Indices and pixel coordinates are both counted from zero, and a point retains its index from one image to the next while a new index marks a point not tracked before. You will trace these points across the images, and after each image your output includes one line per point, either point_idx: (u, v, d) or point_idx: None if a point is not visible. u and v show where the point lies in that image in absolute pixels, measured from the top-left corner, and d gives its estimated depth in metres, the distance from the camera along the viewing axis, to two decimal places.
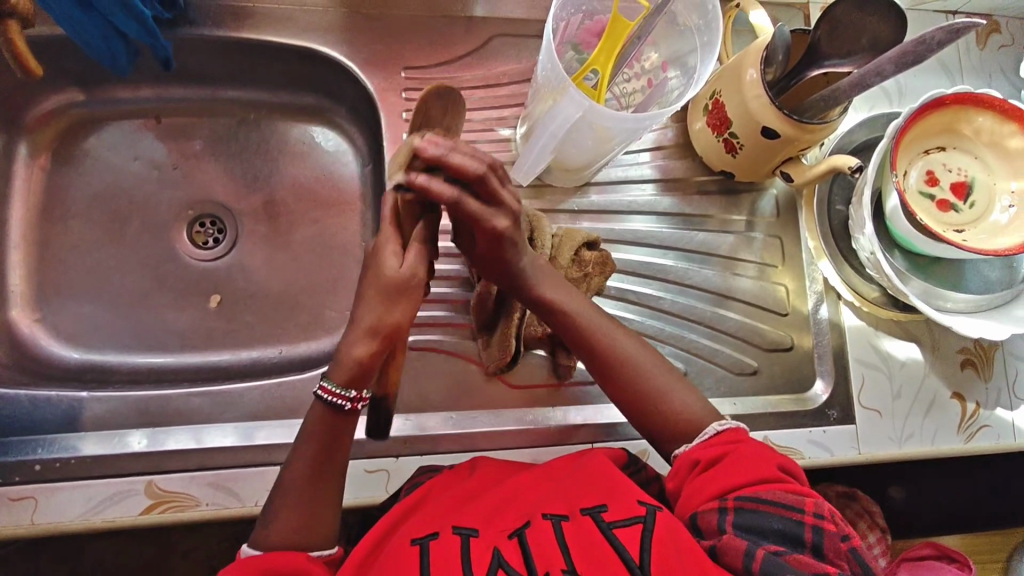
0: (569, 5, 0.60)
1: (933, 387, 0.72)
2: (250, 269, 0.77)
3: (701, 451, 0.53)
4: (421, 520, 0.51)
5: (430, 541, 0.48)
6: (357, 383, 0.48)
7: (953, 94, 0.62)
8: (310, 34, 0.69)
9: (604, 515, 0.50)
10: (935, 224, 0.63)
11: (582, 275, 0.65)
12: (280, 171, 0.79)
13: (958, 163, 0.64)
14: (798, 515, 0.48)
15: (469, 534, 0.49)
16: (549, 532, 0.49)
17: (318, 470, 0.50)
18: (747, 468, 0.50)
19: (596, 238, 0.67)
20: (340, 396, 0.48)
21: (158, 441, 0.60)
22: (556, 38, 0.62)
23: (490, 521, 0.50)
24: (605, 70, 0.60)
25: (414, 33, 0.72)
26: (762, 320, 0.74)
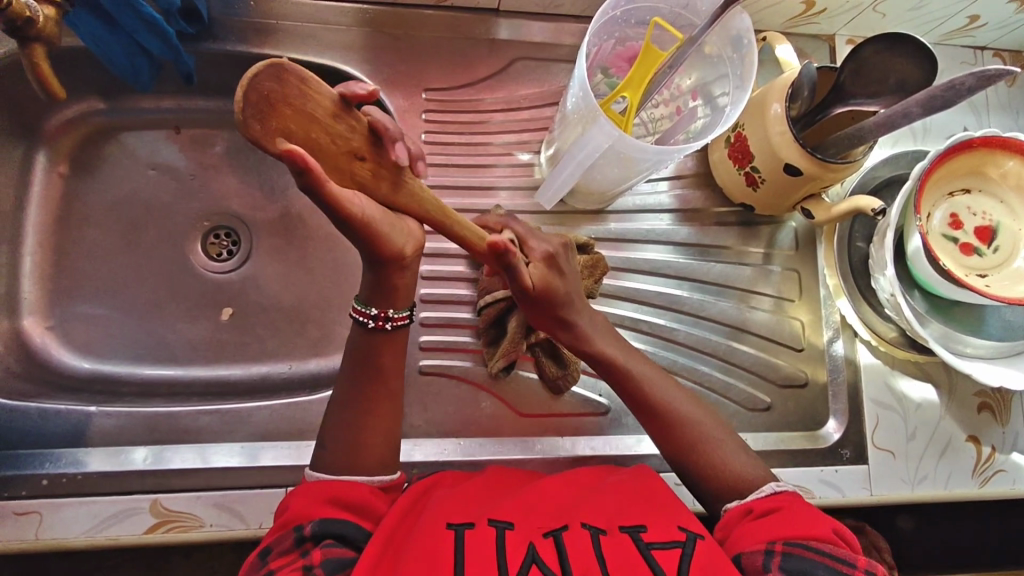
0: (603, 30, 0.58)
1: (948, 430, 0.71)
2: (263, 283, 0.77)
3: (758, 501, 0.52)
4: (455, 508, 0.49)
5: (466, 529, 0.46)
6: (378, 301, 0.50)
7: (982, 136, 0.61)
8: (333, 52, 0.69)
9: (643, 535, 0.49)
10: (957, 267, 0.62)
11: None
12: (297, 184, 0.79)
13: (983, 207, 0.63)
14: (850, 569, 0.46)
15: (504, 527, 0.47)
16: (586, 539, 0.48)
17: (361, 377, 0.53)
18: (800, 520, 0.49)
19: (587, 242, 0.65)
20: (363, 314, 0.51)
21: (165, 459, 0.60)
22: (588, 63, 0.60)
23: (526, 517, 0.49)
24: (635, 97, 0.58)
25: (436, 53, 0.71)
26: (777, 355, 0.72)
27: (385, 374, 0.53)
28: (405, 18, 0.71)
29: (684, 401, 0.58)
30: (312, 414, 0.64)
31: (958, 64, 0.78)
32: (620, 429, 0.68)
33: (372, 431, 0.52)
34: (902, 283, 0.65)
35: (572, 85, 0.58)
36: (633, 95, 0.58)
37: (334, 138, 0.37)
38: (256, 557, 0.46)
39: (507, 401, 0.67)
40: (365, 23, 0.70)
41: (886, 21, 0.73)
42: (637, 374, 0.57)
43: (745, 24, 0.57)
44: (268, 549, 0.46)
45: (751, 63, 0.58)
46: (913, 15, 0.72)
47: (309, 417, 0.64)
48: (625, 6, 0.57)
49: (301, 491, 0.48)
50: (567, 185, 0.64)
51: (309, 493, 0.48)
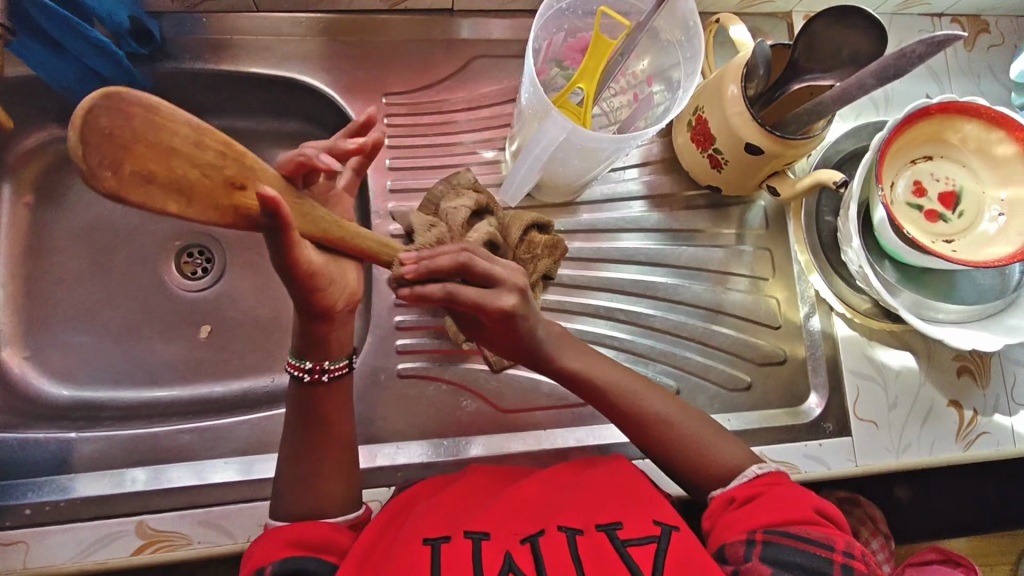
0: (551, 24, 0.59)
1: (929, 396, 0.73)
2: (238, 298, 0.77)
3: (750, 488, 0.52)
4: (433, 519, 0.50)
5: (442, 543, 0.47)
6: (314, 356, 0.52)
7: (938, 103, 0.61)
8: (289, 64, 0.70)
9: (619, 532, 0.49)
10: (923, 234, 0.62)
11: (530, 256, 0.65)
12: None
13: (946, 172, 0.64)
14: (829, 554, 0.46)
15: (480, 538, 0.48)
16: (562, 544, 0.48)
17: (309, 428, 0.53)
18: (781, 506, 0.49)
19: (548, 222, 0.67)
20: (298, 368, 0.53)
21: (148, 480, 0.61)
22: (539, 58, 0.60)
23: (503, 525, 0.50)
24: (590, 88, 0.58)
25: (395, 57, 0.72)
26: (755, 334, 0.72)
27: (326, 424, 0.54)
28: (360, 24, 0.71)
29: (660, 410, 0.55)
30: None
31: (916, 32, 0.79)
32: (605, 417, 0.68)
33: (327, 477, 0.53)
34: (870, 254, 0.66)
35: (525, 81, 0.58)
36: (588, 84, 0.58)
37: (203, 171, 0.33)
38: None
39: (489, 398, 0.68)
40: (320, 32, 0.70)
41: None
42: (605, 385, 0.55)
43: (690, 5, 0.57)
44: None
45: (702, 46, 0.58)
46: None
47: None
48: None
49: (260, 541, 0.48)
50: (531, 178, 0.64)
51: (268, 544, 0.48)
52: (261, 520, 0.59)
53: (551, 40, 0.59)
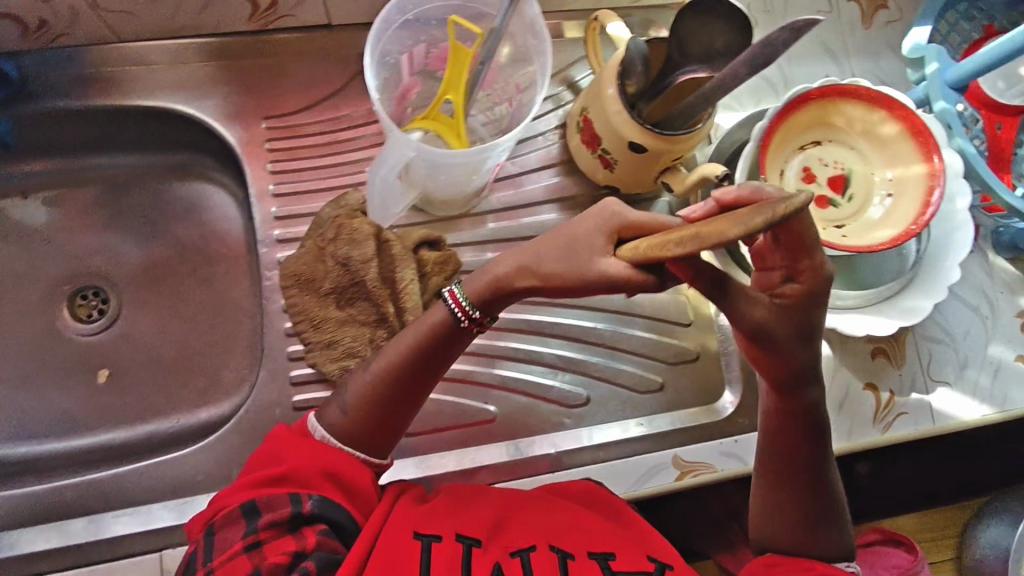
0: (406, 35, 0.56)
1: (845, 382, 0.72)
2: (136, 337, 0.74)
3: (822, 565, 0.51)
4: (431, 517, 0.51)
5: (432, 542, 0.49)
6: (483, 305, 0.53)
7: (817, 88, 0.60)
8: (163, 93, 0.67)
9: (611, 563, 0.50)
10: (813, 222, 0.61)
11: (420, 274, 0.63)
12: (160, 230, 0.76)
13: (834, 156, 0.63)
14: None
15: (470, 544, 0.49)
16: (552, 562, 0.49)
17: (440, 358, 0.55)
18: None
19: (437, 237, 0.65)
20: (460, 307, 0.54)
21: (30, 542, 0.58)
22: (404, 71, 0.58)
23: (495, 535, 0.51)
24: (458, 98, 0.56)
25: (273, 76, 0.69)
26: (665, 333, 0.71)
27: (412, 381, 0.54)
28: (232, 44, 0.68)
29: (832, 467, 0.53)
30: (177, 471, 0.61)
31: (812, 13, 0.78)
32: (515, 432, 0.67)
33: (401, 423, 0.55)
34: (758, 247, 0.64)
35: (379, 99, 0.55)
36: (455, 95, 0.56)
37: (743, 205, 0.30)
38: (205, 535, 0.48)
39: None
40: (192, 59, 0.67)
41: None
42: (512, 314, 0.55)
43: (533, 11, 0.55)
44: (220, 528, 0.47)
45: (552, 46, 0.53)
46: None
47: (178, 474, 0.61)
48: (416, 10, 0.55)
49: (283, 444, 0.52)
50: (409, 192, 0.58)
51: (308, 451, 0.51)
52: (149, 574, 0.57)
53: (412, 52, 0.57)
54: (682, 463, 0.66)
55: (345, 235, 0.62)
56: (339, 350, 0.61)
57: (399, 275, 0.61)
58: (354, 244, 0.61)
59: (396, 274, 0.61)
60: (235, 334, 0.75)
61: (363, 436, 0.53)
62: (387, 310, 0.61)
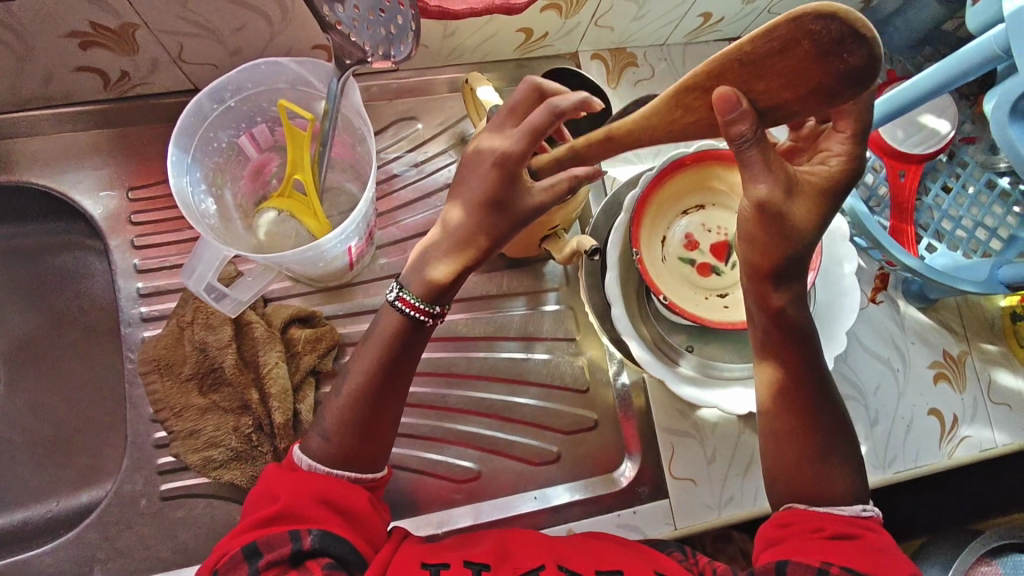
0: (236, 121, 0.53)
1: (750, 445, 0.69)
2: (13, 417, 0.71)
3: (833, 521, 0.47)
4: (441, 550, 0.49)
5: (441, 569, 0.46)
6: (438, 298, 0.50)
7: (694, 153, 0.58)
8: (21, 166, 0.64)
9: None
10: (694, 291, 0.59)
11: (289, 353, 0.60)
12: (41, 304, 0.73)
13: (717, 221, 0.60)
14: None
15: (481, 569, 0.47)
16: None
17: (410, 353, 0.51)
18: (898, 564, 0.44)
19: (311, 312, 0.62)
20: (419, 310, 0.49)
21: None
22: (248, 154, 0.55)
23: (501, 562, 0.48)
24: (307, 176, 0.52)
25: (141, 144, 0.65)
26: (561, 400, 0.68)
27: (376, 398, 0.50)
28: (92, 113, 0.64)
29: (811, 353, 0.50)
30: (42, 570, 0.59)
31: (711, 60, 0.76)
32: (402, 511, 0.64)
33: (390, 424, 0.51)
34: (640, 316, 0.61)
35: (207, 191, 0.52)
36: (303, 177, 0.52)
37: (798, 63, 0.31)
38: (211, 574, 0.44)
39: None
40: (50, 130, 0.64)
41: (617, 32, 0.70)
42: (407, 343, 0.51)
43: (357, 97, 0.50)
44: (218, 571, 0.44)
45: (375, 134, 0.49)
46: (638, 24, 0.69)
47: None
48: (236, 96, 0.51)
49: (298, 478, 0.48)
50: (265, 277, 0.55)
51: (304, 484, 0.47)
52: None
53: (248, 133, 0.53)
54: None
55: (205, 320, 0.59)
56: (201, 440, 0.58)
57: (263, 359, 0.58)
58: (213, 331, 0.59)
59: (261, 357, 0.59)
60: (119, 410, 0.71)
61: (350, 452, 0.49)
62: (251, 397, 0.58)
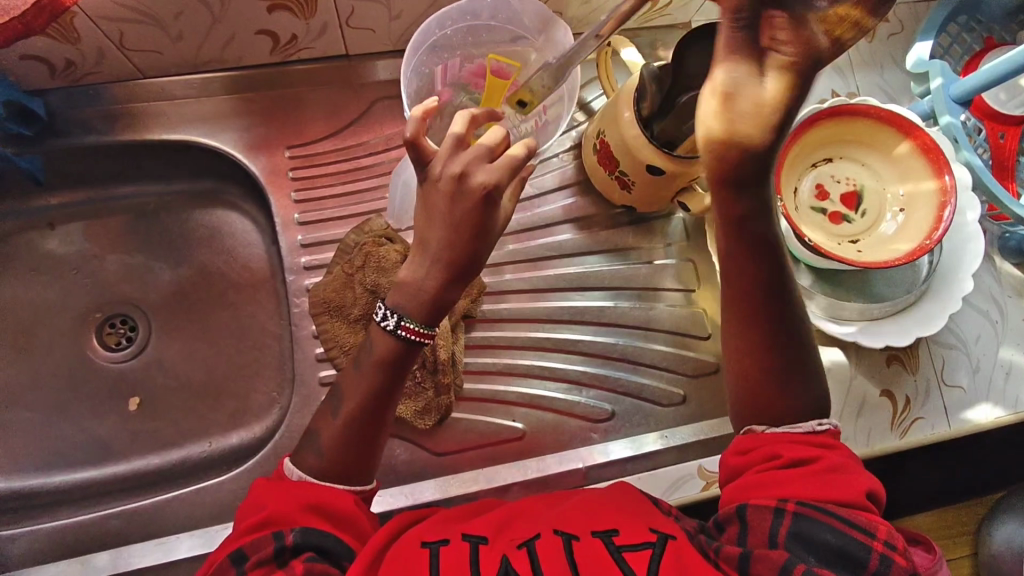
0: (438, 53, 0.59)
1: (862, 387, 0.74)
2: (167, 363, 0.75)
3: (787, 447, 0.48)
4: (434, 528, 0.50)
5: (441, 546, 0.47)
6: (433, 320, 0.49)
7: (829, 108, 0.62)
8: (189, 126, 0.69)
9: (615, 539, 0.48)
10: (828, 237, 0.63)
11: None
12: (188, 259, 0.77)
13: (846, 172, 0.65)
14: (868, 540, 0.43)
15: (479, 542, 0.48)
16: (559, 546, 0.47)
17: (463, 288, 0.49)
18: (847, 482, 0.46)
19: None
20: (420, 333, 0.49)
21: (89, 567, 0.60)
22: (438, 86, 0.59)
23: (499, 533, 0.50)
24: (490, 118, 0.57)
25: (297, 107, 0.70)
26: (687, 347, 0.73)
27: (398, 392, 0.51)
28: (258, 76, 0.69)
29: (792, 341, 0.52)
30: (223, 495, 0.64)
31: None
32: (543, 448, 0.68)
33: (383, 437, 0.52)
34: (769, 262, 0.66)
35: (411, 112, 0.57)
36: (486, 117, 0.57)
37: None
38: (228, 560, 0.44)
39: (422, 442, 0.67)
40: (218, 92, 0.69)
41: None
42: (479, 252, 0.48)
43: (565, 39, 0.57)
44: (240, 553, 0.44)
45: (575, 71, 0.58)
46: None
47: (219, 498, 0.64)
48: (455, 26, 0.58)
49: (276, 491, 0.47)
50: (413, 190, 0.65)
51: (282, 494, 0.47)
52: None
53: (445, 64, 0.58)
54: (707, 474, 0.67)
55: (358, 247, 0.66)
56: None
57: None
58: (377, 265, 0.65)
59: None
60: (263, 358, 0.75)
61: (348, 466, 0.50)
62: None
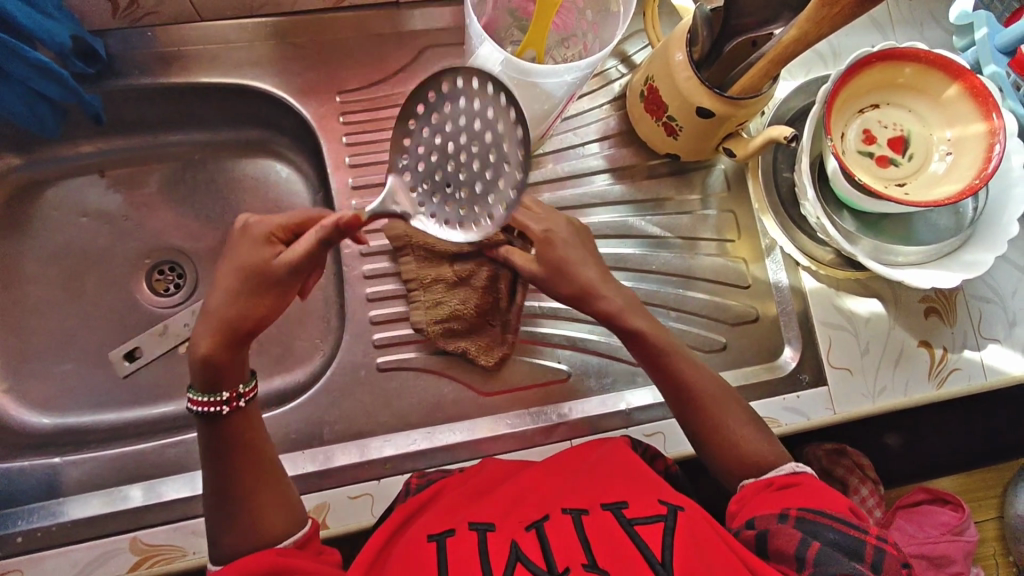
0: None
1: (899, 339, 0.74)
2: None
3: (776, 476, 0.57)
4: (437, 518, 0.53)
5: (447, 538, 0.50)
6: (214, 386, 0.52)
7: (880, 51, 0.63)
8: (239, 72, 0.70)
9: (625, 511, 0.52)
10: (875, 180, 0.64)
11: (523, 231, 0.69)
12: (234, 207, 0.78)
13: (893, 118, 0.65)
14: (863, 532, 0.51)
15: (485, 530, 0.51)
16: (569, 525, 0.51)
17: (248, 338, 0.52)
18: (833, 494, 0.54)
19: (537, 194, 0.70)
20: (209, 403, 0.51)
21: (155, 493, 0.62)
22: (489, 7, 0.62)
23: (506, 516, 0.52)
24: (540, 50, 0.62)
25: (347, 55, 0.71)
26: (727, 295, 0.75)
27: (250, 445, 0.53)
28: (309, 23, 0.71)
29: (747, 418, 0.60)
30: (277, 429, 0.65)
31: None
32: (588, 391, 0.69)
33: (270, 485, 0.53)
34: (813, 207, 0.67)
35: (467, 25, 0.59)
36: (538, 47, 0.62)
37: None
38: None
39: (469, 383, 0.68)
40: (268, 38, 0.70)
41: None
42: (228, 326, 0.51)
43: None
44: None
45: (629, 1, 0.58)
46: None
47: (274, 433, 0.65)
48: None
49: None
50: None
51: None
52: None
53: None
54: None
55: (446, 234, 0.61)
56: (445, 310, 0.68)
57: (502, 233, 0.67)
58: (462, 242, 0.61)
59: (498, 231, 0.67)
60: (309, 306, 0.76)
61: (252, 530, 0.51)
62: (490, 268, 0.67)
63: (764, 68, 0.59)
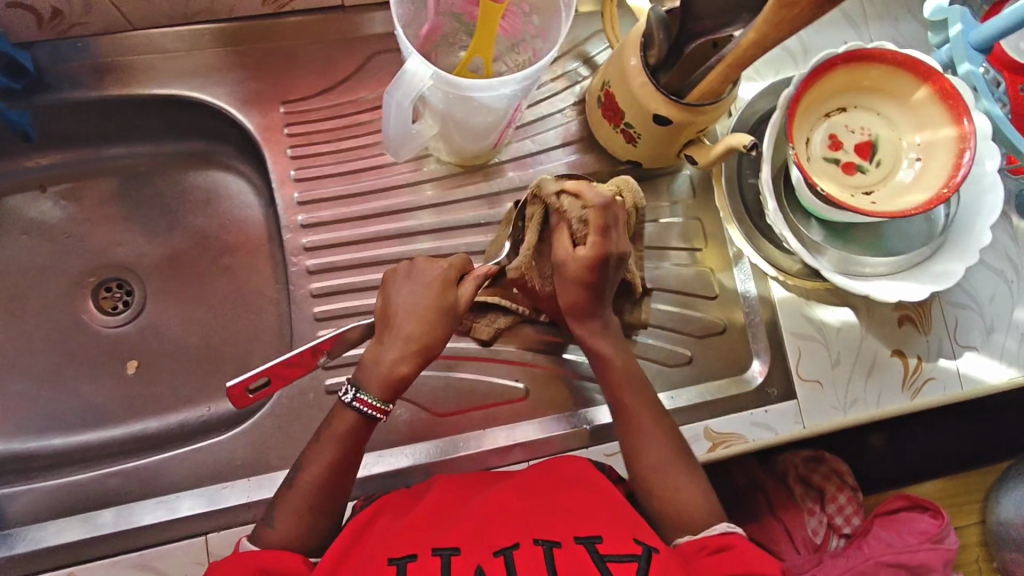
0: None
1: (872, 348, 0.71)
2: (163, 328, 0.74)
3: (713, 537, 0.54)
4: (395, 539, 0.50)
5: (409, 562, 0.48)
6: (392, 396, 0.54)
7: (844, 52, 0.59)
8: (177, 83, 0.67)
9: (599, 546, 0.49)
10: (841, 188, 0.61)
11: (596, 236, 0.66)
12: (182, 221, 0.76)
13: (860, 122, 0.62)
14: None
15: (451, 554, 0.48)
16: (541, 556, 0.48)
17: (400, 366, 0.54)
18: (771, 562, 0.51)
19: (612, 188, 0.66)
20: (374, 408, 0.54)
21: (94, 524, 0.60)
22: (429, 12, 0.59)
23: (473, 539, 0.50)
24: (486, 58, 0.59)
25: (290, 62, 0.68)
26: (693, 307, 0.72)
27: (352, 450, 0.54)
28: (249, 29, 0.67)
29: (676, 459, 0.57)
30: (222, 455, 0.63)
31: None
32: (546, 410, 0.67)
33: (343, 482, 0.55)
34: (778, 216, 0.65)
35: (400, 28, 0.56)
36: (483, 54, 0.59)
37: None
38: None
39: (423, 404, 0.66)
40: (208, 46, 0.67)
41: None
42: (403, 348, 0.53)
43: None
44: None
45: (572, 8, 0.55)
46: None
47: (219, 459, 0.63)
48: None
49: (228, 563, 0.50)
50: (429, 135, 0.61)
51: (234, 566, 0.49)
52: (198, 558, 0.58)
53: None
54: (713, 435, 0.67)
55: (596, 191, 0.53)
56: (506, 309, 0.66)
57: None
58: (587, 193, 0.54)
59: None
60: (260, 323, 0.74)
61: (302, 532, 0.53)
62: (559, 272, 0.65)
63: (720, 73, 0.56)
